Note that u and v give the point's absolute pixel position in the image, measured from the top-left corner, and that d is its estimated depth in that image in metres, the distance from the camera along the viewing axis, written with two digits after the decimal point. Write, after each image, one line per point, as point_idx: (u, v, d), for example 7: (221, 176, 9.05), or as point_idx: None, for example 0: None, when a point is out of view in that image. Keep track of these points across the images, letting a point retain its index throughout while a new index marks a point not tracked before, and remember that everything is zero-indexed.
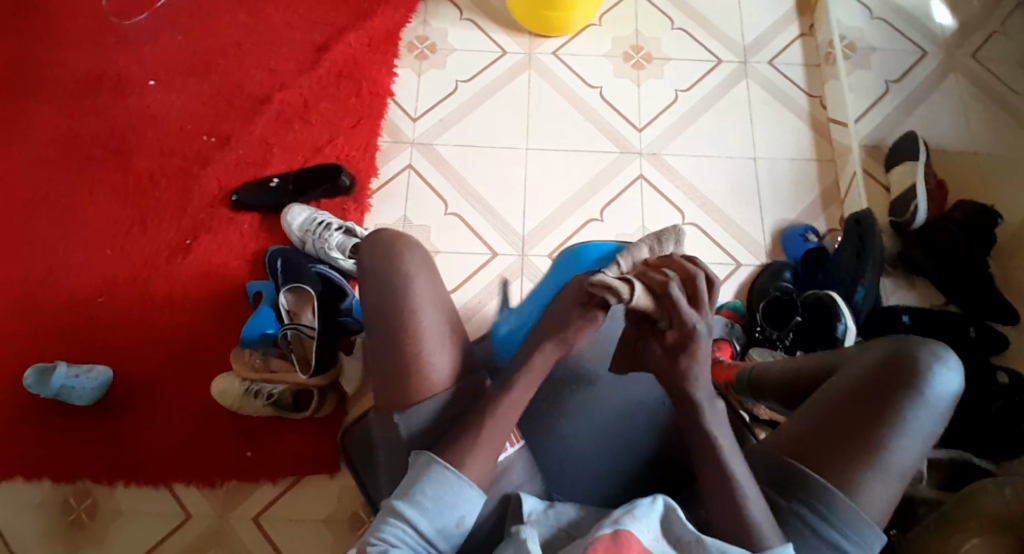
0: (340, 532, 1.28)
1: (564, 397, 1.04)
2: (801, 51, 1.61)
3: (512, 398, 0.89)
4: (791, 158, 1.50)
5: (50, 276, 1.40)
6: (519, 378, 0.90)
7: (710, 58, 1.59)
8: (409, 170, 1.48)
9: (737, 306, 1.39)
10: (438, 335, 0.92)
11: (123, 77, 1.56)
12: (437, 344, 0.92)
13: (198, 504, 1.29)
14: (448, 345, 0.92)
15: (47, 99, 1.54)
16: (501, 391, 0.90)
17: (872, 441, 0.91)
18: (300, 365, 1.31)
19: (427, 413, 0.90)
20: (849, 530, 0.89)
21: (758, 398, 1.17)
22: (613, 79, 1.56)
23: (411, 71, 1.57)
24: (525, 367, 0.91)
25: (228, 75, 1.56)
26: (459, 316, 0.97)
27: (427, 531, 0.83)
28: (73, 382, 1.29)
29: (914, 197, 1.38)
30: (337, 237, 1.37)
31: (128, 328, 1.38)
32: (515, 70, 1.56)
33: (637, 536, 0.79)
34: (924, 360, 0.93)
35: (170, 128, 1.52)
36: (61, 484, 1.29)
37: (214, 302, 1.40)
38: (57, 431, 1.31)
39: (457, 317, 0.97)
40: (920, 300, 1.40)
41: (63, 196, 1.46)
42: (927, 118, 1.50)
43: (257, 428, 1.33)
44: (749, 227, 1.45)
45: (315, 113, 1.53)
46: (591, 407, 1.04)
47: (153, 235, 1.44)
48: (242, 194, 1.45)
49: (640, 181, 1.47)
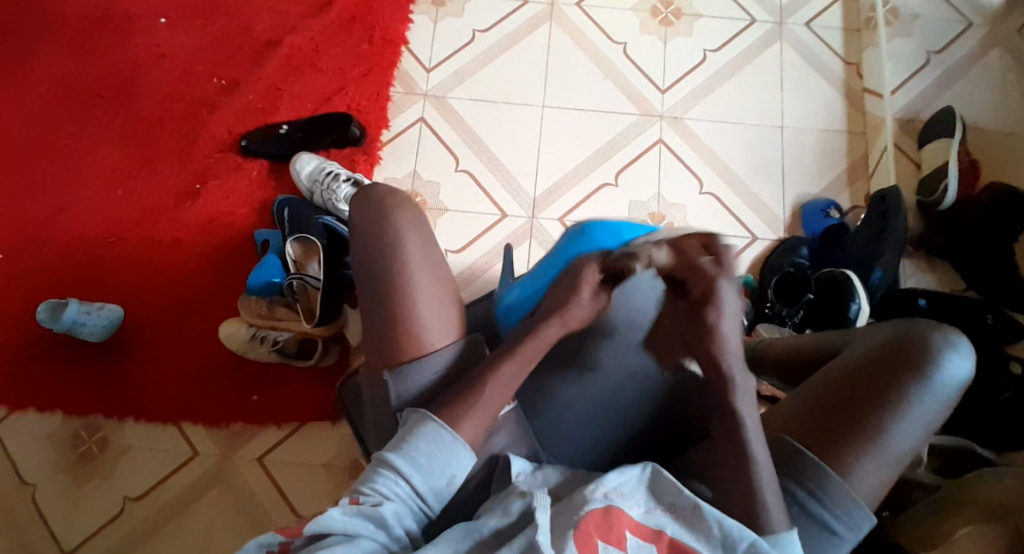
0: (340, 478, 1.31)
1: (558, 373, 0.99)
2: (841, 14, 1.52)
3: (506, 369, 0.90)
4: (818, 129, 1.44)
5: (63, 214, 1.42)
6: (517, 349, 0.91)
7: (742, 17, 1.51)
8: (421, 124, 1.45)
9: (749, 281, 1.35)
10: (429, 296, 0.94)
11: (135, 16, 1.54)
12: (429, 306, 0.93)
13: (204, 443, 1.33)
14: (439, 308, 0.94)
15: (60, 35, 1.53)
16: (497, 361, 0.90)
17: (870, 421, 0.89)
18: (305, 315, 1.31)
19: (421, 381, 0.92)
20: (838, 509, 0.88)
21: (759, 374, 1.16)
22: (638, 35, 1.50)
23: (427, 19, 1.52)
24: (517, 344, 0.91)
25: (240, 16, 1.53)
26: (453, 281, 0.99)
27: (418, 486, 0.84)
28: (85, 319, 1.32)
29: (946, 174, 1.32)
30: (345, 189, 1.36)
31: (137, 271, 1.39)
32: (536, 21, 1.51)
33: (626, 512, 0.81)
34: (932, 344, 0.92)
35: (182, 69, 1.50)
36: (73, 417, 1.33)
37: (223, 248, 1.41)
38: (70, 366, 1.35)
39: (450, 281, 1.00)
40: (939, 283, 1.35)
41: (77, 134, 1.46)
42: (965, 93, 1.42)
43: (262, 374, 1.36)
44: (768, 200, 1.40)
45: (327, 58, 1.49)
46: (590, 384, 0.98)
47: (165, 177, 1.44)
48: (251, 140, 1.44)
49: (658, 145, 1.43)
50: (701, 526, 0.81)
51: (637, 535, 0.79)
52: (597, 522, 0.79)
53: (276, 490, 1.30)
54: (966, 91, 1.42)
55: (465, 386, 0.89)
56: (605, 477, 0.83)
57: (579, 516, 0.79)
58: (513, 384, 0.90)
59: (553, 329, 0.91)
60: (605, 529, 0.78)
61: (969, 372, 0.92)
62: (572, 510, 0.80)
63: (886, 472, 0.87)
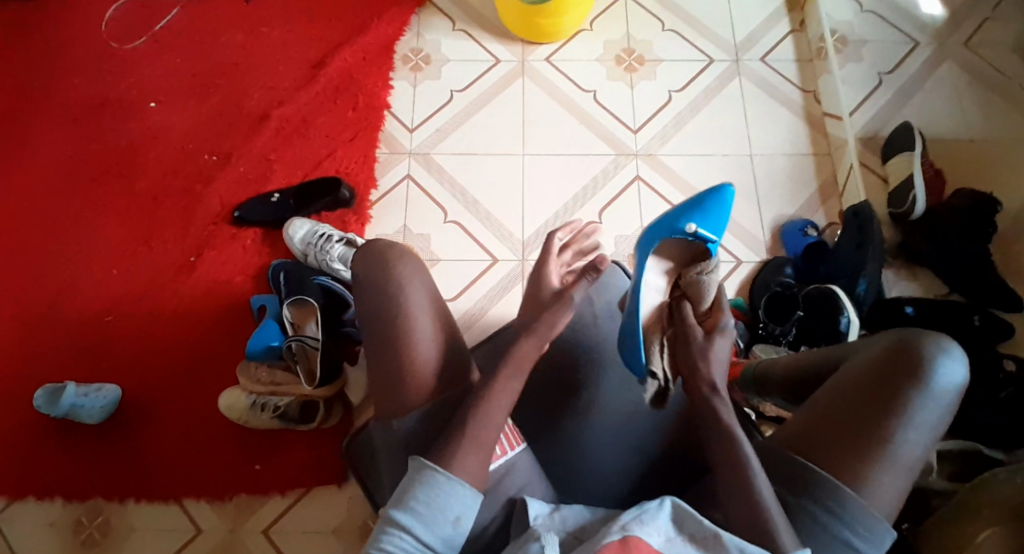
0: (350, 542, 1.29)
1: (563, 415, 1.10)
2: (794, 47, 1.61)
3: (503, 386, 0.92)
4: (787, 154, 1.51)
5: (57, 299, 1.42)
6: (510, 363, 0.94)
7: (703, 58, 1.60)
8: (408, 180, 1.49)
9: (739, 303, 1.39)
10: (430, 342, 0.97)
11: (122, 102, 1.59)
12: (430, 349, 0.97)
13: (210, 518, 1.30)
14: (439, 351, 0.98)
15: (48, 126, 1.57)
16: (494, 381, 0.92)
17: (879, 433, 0.91)
18: (306, 377, 1.31)
19: (417, 417, 0.95)
20: (858, 525, 0.89)
21: (763, 394, 1.18)
22: (607, 82, 1.57)
23: (406, 83, 1.58)
24: (511, 357, 0.95)
25: (227, 93, 1.59)
26: (455, 323, 1.02)
27: (425, 536, 0.84)
28: (83, 401, 1.31)
29: (913, 187, 1.37)
30: (338, 249, 1.38)
31: (134, 348, 1.39)
32: (509, 77, 1.58)
33: (645, 540, 0.80)
34: (928, 350, 0.93)
35: (170, 149, 1.54)
36: (73, 503, 1.30)
37: (219, 319, 1.41)
38: (68, 450, 1.33)
39: (453, 323, 1.03)
40: (923, 290, 1.39)
41: (69, 220, 1.48)
42: (921, 108, 1.50)
43: (267, 440, 1.34)
44: (747, 223, 1.45)
45: (312, 128, 1.54)
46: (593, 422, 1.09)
47: (157, 255, 1.46)
48: (243, 210, 1.47)
49: (637, 181, 1.48)
50: (721, 552, 0.81)
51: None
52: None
53: None
54: (922, 106, 1.50)
55: (463, 416, 0.90)
56: (625, 514, 0.83)
57: (597, 551, 0.79)
58: (511, 402, 0.92)
59: (533, 344, 0.97)
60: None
61: (965, 372, 0.94)
62: (592, 546, 0.80)
63: (901, 483, 0.89)
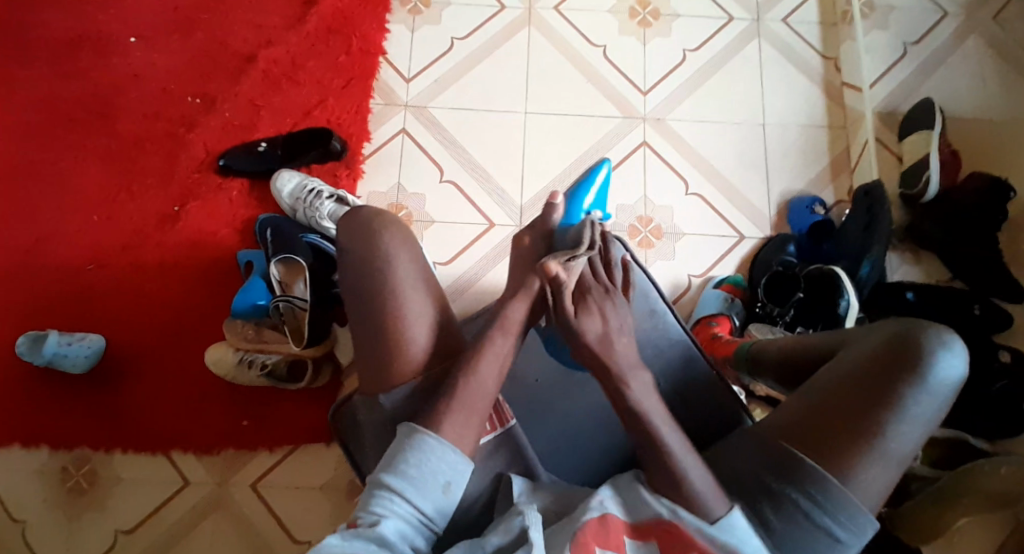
0: (337, 500, 1.29)
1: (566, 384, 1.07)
2: (818, 8, 1.52)
3: (489, 354, 0.89)
4: (801, 124, 1.45)
5: (37, 243, 1.38)
6: (499, 325, 0.91)
7: (720, 15, 1.51)
8: (403, 134, 1.43)
9: (739, 280, 1.34)
10: (419, 321, 0.93)
11: (102, 34, 1.50)
12: (420, 327, 0.93)
13: (197, 470, 1.30)
14: (426, 330, 0.93)
15: (24, 56, 1.48)
16: (483, 346, 0.89)
17: (871, 427, 0.87)
18: (294, 336, 1.28)
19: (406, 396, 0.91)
20: (843, 516, 0.87)
21: (754, 374, 1.13)
22: (617, 37, 1.49)
23: (404, 27, 1.50)
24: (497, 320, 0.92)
25: (212, 31, 1.49)
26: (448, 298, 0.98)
27: (416, 500, 0.81)
28: (67, 350, 1.28)
29: (926, 168, 1.33)
30: (328, 205, 1.33)
31: (117, 298, 1.36)
32: (515, 26, 1.50)
33: (622, 519, 0.82)
34: (927, 344, 0.89)
35: (153, 88, 1.46)
36: (59, 451, 1.30)
37: (206, 271, 1.38)
38: (53, 398, 1.32)
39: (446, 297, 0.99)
40: (926, 275, 1.37)
41: (48, 159, 1.42)
42: (941, 85, 1.44)
43: (253, 397, 1.33)
44: (754, 197, 1.41)
45: (303, 72, 1.46)
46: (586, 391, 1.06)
47: (142, 201, 1.40)
48: (228, 158, 1.41)
49: (644, 148, 1.43)
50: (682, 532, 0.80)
51: (636, 539, 0.80)
52: (595, 530, 0.79)
53: (274, 516, 1.28)
54: (943, 83, 1.44)
55: (447, 390, 0.86)
56: (603, 489, 0.84)
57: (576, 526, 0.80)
58: (500, 367, 0.89)
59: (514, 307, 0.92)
60: (603, 536, 0.79)
61: (965, 369, 0.90)
62: (570, 522, 0.81)
63: (888, 477, 0.86)
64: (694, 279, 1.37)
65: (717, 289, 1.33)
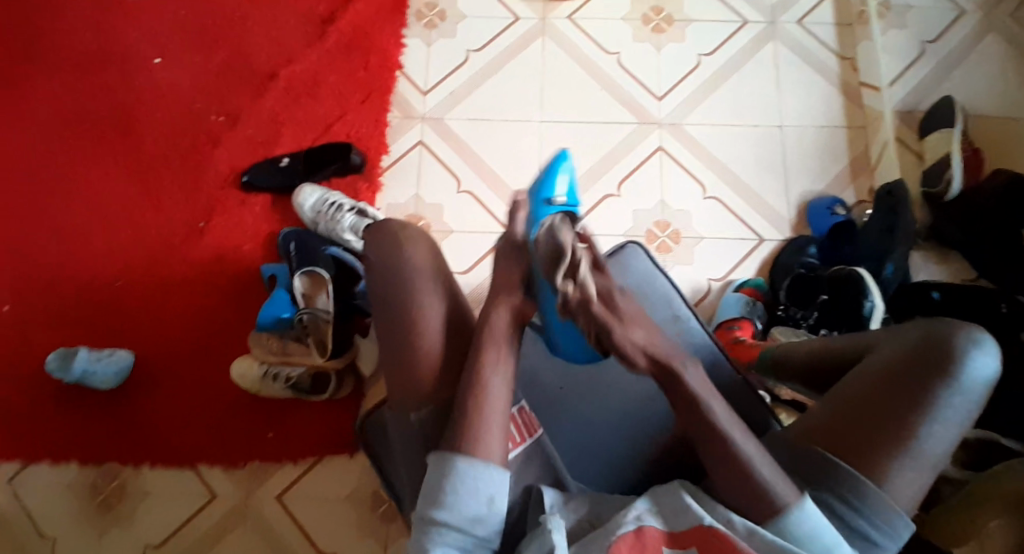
0: (362, 511, 1.29)
1: (590, 389, 1.06)
2: (833, 9, 1.52)
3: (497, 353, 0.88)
4: (818, 126, 1.44)
5: (65, 262, 1.41)
6: (488, 333, 0.88)
7: (735, 19, 1.52)
8: (421, 146, 1.45)
9: (760, 283, 1.34)
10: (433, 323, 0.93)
11: (126, 56, 1.53)
12: (434, 332, 0.93)
13: (224, 484, 1.31)
14: (438, 334, 0.93)
15: (51, 79, 1.52)
16: (484, 348, 0.87)
17: (901, 427, 0.86)
18: (319, 348, 1.29)
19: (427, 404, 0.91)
20: (877, 519, 0.85)
21: (780, 379, 1.12)
22: (632, 44, 1.50)
23: (420, 41, 1.52)
24: (484, 329, 0.89)
25: (233, 50, 1.52)
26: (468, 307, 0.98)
27: (463, 525, 0.82)
28: (95, 366, 1.30)
29: (948, 167, 1.32)
30: (349, 218, 1.35)
31: (143, 314, 1.38)
32: (529, 36, 1.51)
33: (660, 530, 0.81)
34: (957, 342, 0.88)
35: (177, 107, 1.49)
36: (89, 466, 1.32)
37: (230, 286, 1.39)
38: (82, 414, 1.33)
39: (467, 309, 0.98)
40: (952, 275, 1.35)
41: (75, 179, 1.45)
42: (961, 83, 1.42)
43: (277, 409, 1.34)
44: (773, 200, 1.40)
45: (321, 88, 1.49)
46: (609, 395, 1.05)
47: (167, 217, 1.43)
48: (251, 174, 1.43)
49: (660, 153, 1.43)
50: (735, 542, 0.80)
51: (674, 547, 0.80)
52: (630, 544, 0.79)
53: (299, 527, 1.28)
54: (962, 81, 1.42)
55: (462, 396, 0.86)
56: (644, 499, 0.84)
57: (610, 541, 0.80)
58: (507, 368, 0.88)
59: (505, 308, 0.89)
60: (638, 548, 0.79)
61: (996, 368, 0.89)
62: (605, 535, 0.81)
63: (922, 477, 0.85)
64: (715, 284, 1.36)
65: (738, 293, 1.32)
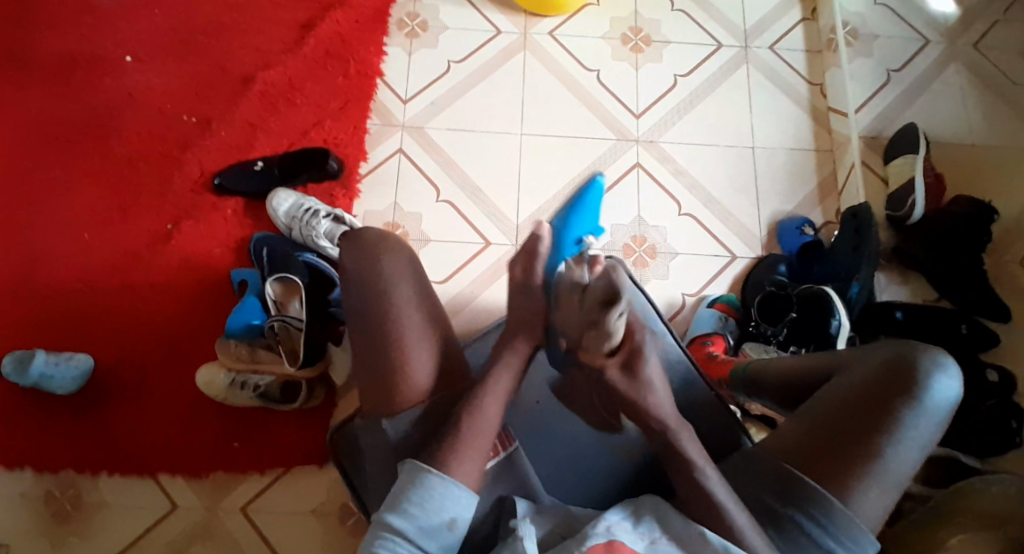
0: (329, 525, 1.27)
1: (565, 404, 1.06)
2: (804, 36, 1.58)
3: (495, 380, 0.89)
4: (788, 148, 1.48)
5: (24, 262, 1.35)
6: (502, 361, 0.90)
7: (710, 43, 1.55)
8: (400, 154, 1.44)
9: (731, 299, 1.36)
10: (418, 342, 0.91)
11: (97, 53, 1.49)
12: (422, 349, 0.91)
13: (186, 495, 1.27)
14: (420, 351, 0.91)
15: (17, 75, 1.47)
16: (486, 380, 0.89)
17: (869, 448, 0.88)
18: (289, 357, 1.26)
19: (410, 421, 0.90)
20: (845, 538, 0.87)
21: (754, 396, 1.13)
22: (611, 63, 1.52)
23: (401, 50, 1.51)
24: (502, 354, 0.91)
25: (209, 52, 1.50)
26: (450, 328, 0.97)
27: (417, 539, 0.81)
28: (54, 371, 1.25)
29: (912, 192, 1.36)
30: (325, 224, 1.34)
31: (106, 318, 1.34)
32: (509, 50, 1.52)
33: (629, 544, 0.81)
34: (922, 366, 0.91)
35: (148, 107, 1.46)
36: (43, 475, 1.26)
37: (198, 292, 1.36)
38: (37, 421, 1.28)
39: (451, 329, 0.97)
40: (913, 296, 1.38)
41: (38, 177, 1.41)
42: (926, 110, 1.48)
43: (245, 419, 1.30)
44: (744, 218, 1.43)
45: (300, 93, 1.47)
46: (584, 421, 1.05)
47: (134, 219, 1.39)
48: (224, 177, 1.41)
49: (637, 170, 1.45)
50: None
51: None
52: None
53: (263, 542, 1.25)
54: (927, 107, 1.49)
55: (453, 423, 0.86)
56: (617, 511, 0.84)
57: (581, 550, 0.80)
58: (502, 401, 0.89)
59: (525, 341, 0.91)
60: None
61: (959, 391, 0.91)
62: (574, 545, 0.81)
63: (887, 498, 0.87)
64: (688, 299, 1.38)
65: (712, 308, 1.34)
